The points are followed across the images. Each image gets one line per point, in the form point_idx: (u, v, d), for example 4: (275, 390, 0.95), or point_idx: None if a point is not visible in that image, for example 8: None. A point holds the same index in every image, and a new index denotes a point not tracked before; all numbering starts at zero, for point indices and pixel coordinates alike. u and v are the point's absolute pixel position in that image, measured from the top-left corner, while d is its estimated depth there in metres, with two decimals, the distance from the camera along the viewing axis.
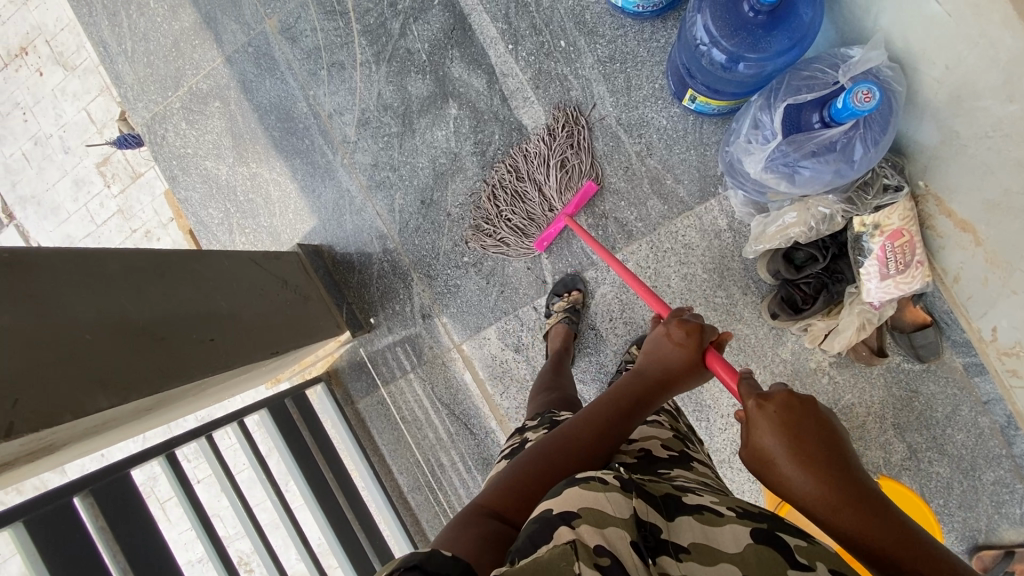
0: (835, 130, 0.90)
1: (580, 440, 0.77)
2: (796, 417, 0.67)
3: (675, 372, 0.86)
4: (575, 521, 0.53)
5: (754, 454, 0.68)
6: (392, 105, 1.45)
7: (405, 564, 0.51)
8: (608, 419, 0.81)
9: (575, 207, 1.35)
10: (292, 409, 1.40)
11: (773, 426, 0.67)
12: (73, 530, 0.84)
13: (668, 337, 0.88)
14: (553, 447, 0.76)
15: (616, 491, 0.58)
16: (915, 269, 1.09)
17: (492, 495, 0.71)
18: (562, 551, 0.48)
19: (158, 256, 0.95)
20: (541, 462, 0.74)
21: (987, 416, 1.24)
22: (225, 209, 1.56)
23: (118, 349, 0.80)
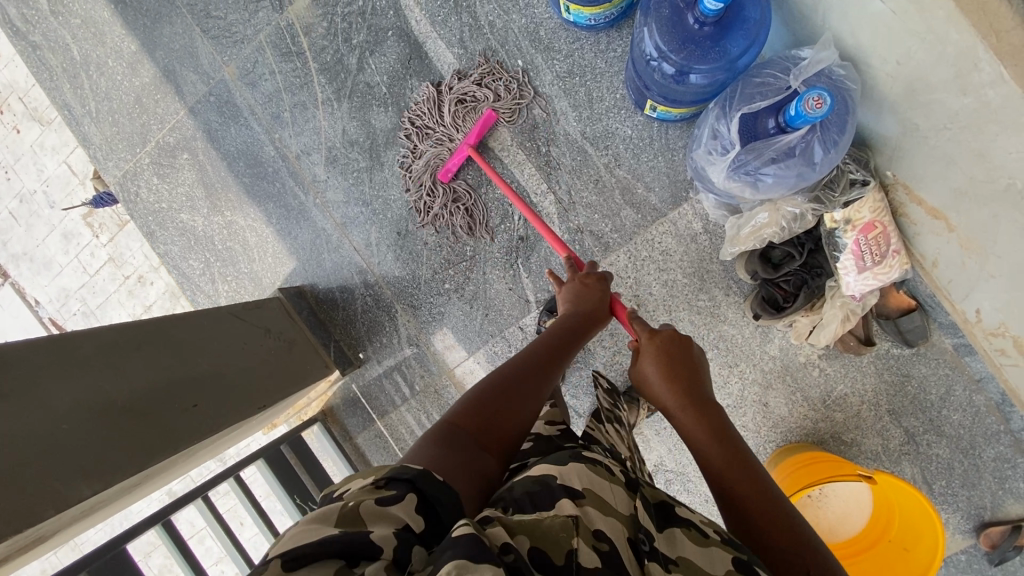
0: (792, 135, 0.89)
1: (536, 367, 0.85)
2: (668, 347, 0.92)
3: (597, 314, 1.03)
4: (578, 500, 0.57)
5: (637, 374, 0.93)
6: (358, 141, 1.44)
7: (400, 479, 0.55)
8: (555, 350, 0.91)
9: (476, 136, 1.34)
10: (290, 455, 1.42)
11: (651, 353, 0.92)
12: None
13: (586, 287, 1.06)
14: (506, 377, 0.81)
15: (619, 487, 0.62)
16: (892, 258, 1.09)
17: (464, 414, 0.73)
18: (563, 522, 0.53)
19: (137, 328, 0.96)
20: (507, 383, 0.80)
21: (982, 394, 1.23)
22: (205, 259, 1.57)
23: (98, 433, 0.82)
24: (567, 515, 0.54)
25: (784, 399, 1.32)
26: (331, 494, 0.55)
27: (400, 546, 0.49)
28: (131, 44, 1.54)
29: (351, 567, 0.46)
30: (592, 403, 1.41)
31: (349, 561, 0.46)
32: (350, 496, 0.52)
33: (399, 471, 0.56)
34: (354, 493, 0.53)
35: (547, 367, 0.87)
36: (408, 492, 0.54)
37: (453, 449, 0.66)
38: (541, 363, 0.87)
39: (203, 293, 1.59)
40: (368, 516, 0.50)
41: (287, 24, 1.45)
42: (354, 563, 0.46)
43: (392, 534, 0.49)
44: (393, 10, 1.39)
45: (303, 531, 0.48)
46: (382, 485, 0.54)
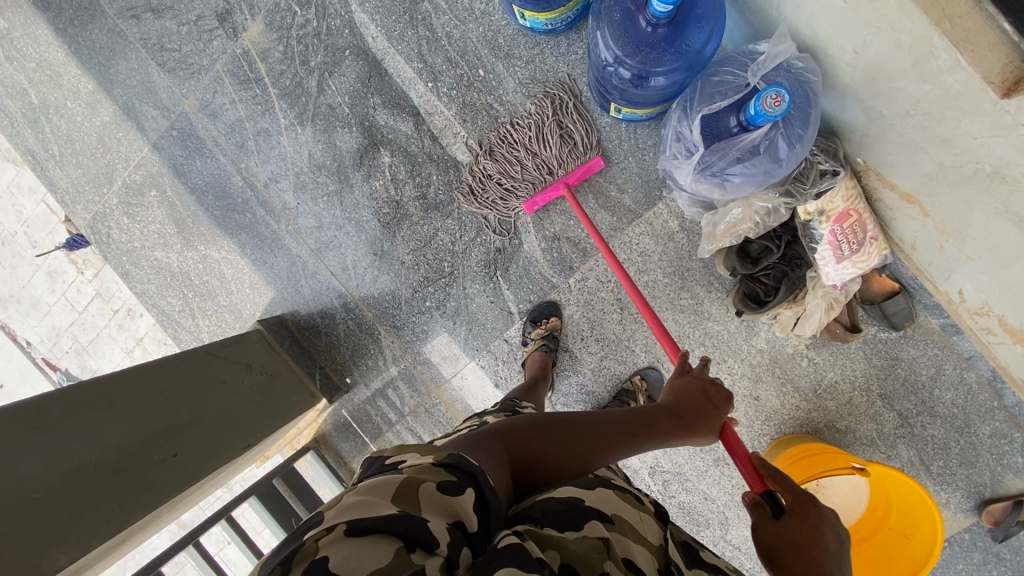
0: (754, 133, 0.87)
1: (609, 425, 0.77)
2: (817, 529, 0.70)
3: (705, 420, 0.88)
4: (609, 524, 0.58)
5: (764, 537, 0.72)
6: (325, 164, 1.42)
7: (461, 469, 0.53)
8: (636, 420, 0.81)
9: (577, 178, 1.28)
10: (282, 487, 1.42)
11: (796, 527, 0.71)
12: None
13: (702, 387, 0.93)
14: (585, 428, 0.74)
15: (648, 517, 0.66)
16: (870, 245, 1.07)
17: (516, 431, 0.68)
18: (597, 543, 0.54)
19: (108, 382, 0.95)
20: (574, 436, 0.72)
21: (973, 371, 1.22)
22: (182, 295, 1.55)
23: (73, 495, 0.81)
24: (597, 536, 0.55)
25: (775, 392, 1.31)
26: (387, 461, 0.54)
27: (455, 542, 0.46)
28: (87, 83, 1.52)
29: (405, 552, 0.42)
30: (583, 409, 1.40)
31: (405, 544, 0.43)
32: (410, 469, 0.51)
33: (461, 461, 0.54)
34: (413, 466, 0.51)
35: (618, 432, 0.77)
36: (467, 486, 0.51)
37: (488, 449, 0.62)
38: (616, 423, 0.78)
39: (184, 329, 1.57)
40: (428, 499, 0.48)
41: (243, 52, 1.42)
42: (411, 547, 0.43)
43: (446, 530, 0.46)
44: (348, 28, 1.36)
45: (363, 501, 0.46)
46: (443, 468, 0.52)
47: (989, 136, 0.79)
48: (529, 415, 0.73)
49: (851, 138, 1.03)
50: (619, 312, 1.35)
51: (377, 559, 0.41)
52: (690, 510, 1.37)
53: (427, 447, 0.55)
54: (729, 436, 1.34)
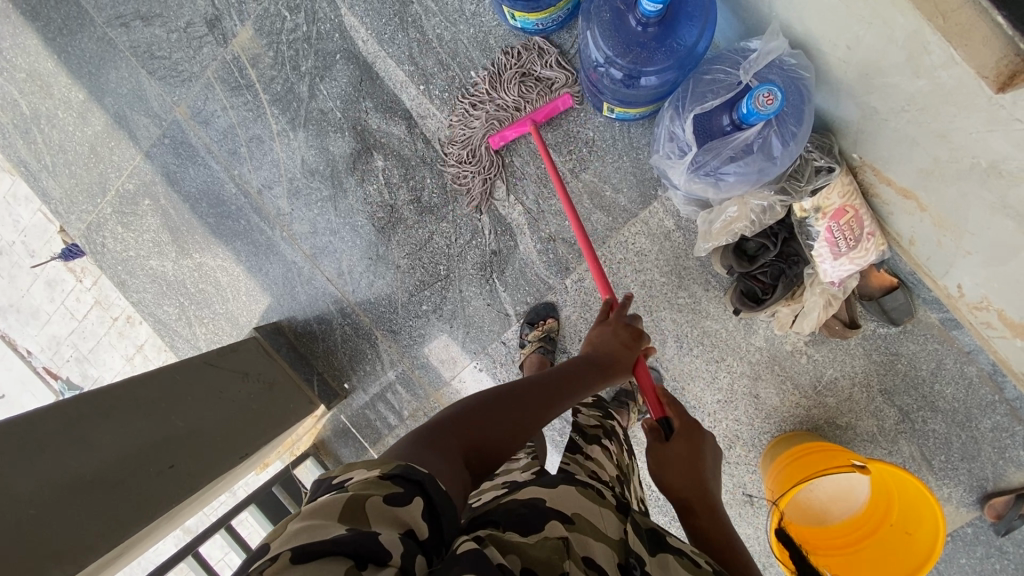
0: (747, 131, 0.86)
1: (544, 388, 0.79)
2: (697, 445, 0.88)
3: (625, 361, 0.94)
4: (568, 524, 0.58)
5: (655, 457, 0.87)
6: (318, 169, 1.41)
7: (409, 477, 0.52)
8: (569, 378, 0.84)
9: (544, 115, 1.26)
10: (281, 494, 1.41)
11: (681, 448, 0.87)
12: None
13: (617, 333, 0.97)
14: (521, 396, 0.75)
15: (609, 513, 0.65)
16: (867, 241, 1.06)
17: (461, 417, 0.67)
18: (556, 543, 0.54)
19: (104, 395, 0.95)
20: (513, 403, 0.73)
21: (973, 365, 1.21)
22: (179, 303, 1.55)
23: (68, 512, 0.80)
24: (557, 536, 0.55)
25: (775, 389, 1.30)
26: (335, 480, 0.53)
27: (407, 553, 0.46)
28: (78, 92, 1.51)
29: (356, 570, 0.43)
30: None
31: (356, 562, 0.43)
32: (356, 486, 0.50)
33: (407, 470, 0.53)
34: (359, 482, 0.51)
35: (554, 392, 0.80)
36: (416, 494, 0.52)
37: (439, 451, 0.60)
38: (553, 388, 0.80)
39: (181, 337, 1.57)
40: (377, 514, 0.48)
41: (233, 58, 1.41)
42: (362, 565, 0.43)
43: (398, 540, 0.47)
44: (339, 32, 1.35)
45: (309, 527, 0.46)
46: (391, 479, 0.52)
47: (984, 131, 0.78)
48: (471, 396, 0.71)
49: (846, 134, 1.02)
50: None
51: None
52: None
53: (373, 459, 0.54)
54: (730, 434, 1.33)
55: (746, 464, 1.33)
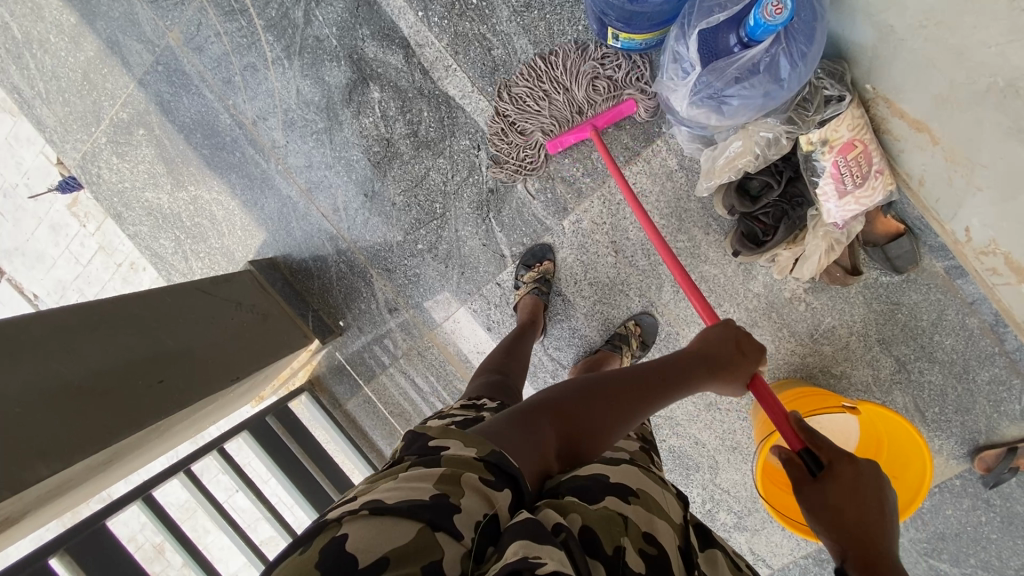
0: (755, 49, 0.83)
1: (639, 381, 0.79)
2: (856, 480, 0.71)
3: (735, 367, 0.89)
4: (630, 499, 0.61)
5: (802, 501, 0.73)
6: (313, 100, 1.38)
7: (503, 469, 0.54)
8: (667, 376, 0.82)
9: (605, 121, 1.22)
10: (275, 425, 1.42)
11: (830, 486, 0.72)
12: (116, 552, 0.94)
13: (729, 335, 0.91)
14: (619, 389, 0.75)
15: (670, 496, 0.68)
16: (875, 180, 1.03)
17: (556, 402, 0.69)
18: (618, 518, 0.56)
19: (89, 309, 0.95)
20: (613, 399, 0.73)
21: (976, 316, 1.18)
22: (175, 237, 1.55)
23: (61, 416, 0.81)
24: (618, 511, 0.57)
25: (771, 336, 1.29)
26: (431, 443, 0.57)
27: (479, 538, 0.48)
28: (69, 16, 1.47)
29: (428, 530, 0.46)
30: (576, 354, 1.39)
31: (430, 525, 0.47)
32: (452, 460, 0.53)
33: (502, 461, 0.55)
34: (453, 458, 0.54)
35: (653, 385, 0.80)
36: (506, 486, 0.54)
37: (533, 436, 0.62)
38: (655, 382, 0.80)
39: (178, 271, 1.58)
40: (469, 492, 0.51)
41: None
42: (435, 528, 0.47)
43: (473, 525, 0.48)
44: None
45: (398, 489, 0.50)
46: (486, 464, 0.54)
47: (1002, 42, 0.82)
48: (568, 385, 0.73)
49: (860, 63, 0.99)
50: (613, 256, 1.32)
51: (401, 537, 0.46)
52: (679, 453, 1.38)
53: (471, 437, 0.56)
54: None
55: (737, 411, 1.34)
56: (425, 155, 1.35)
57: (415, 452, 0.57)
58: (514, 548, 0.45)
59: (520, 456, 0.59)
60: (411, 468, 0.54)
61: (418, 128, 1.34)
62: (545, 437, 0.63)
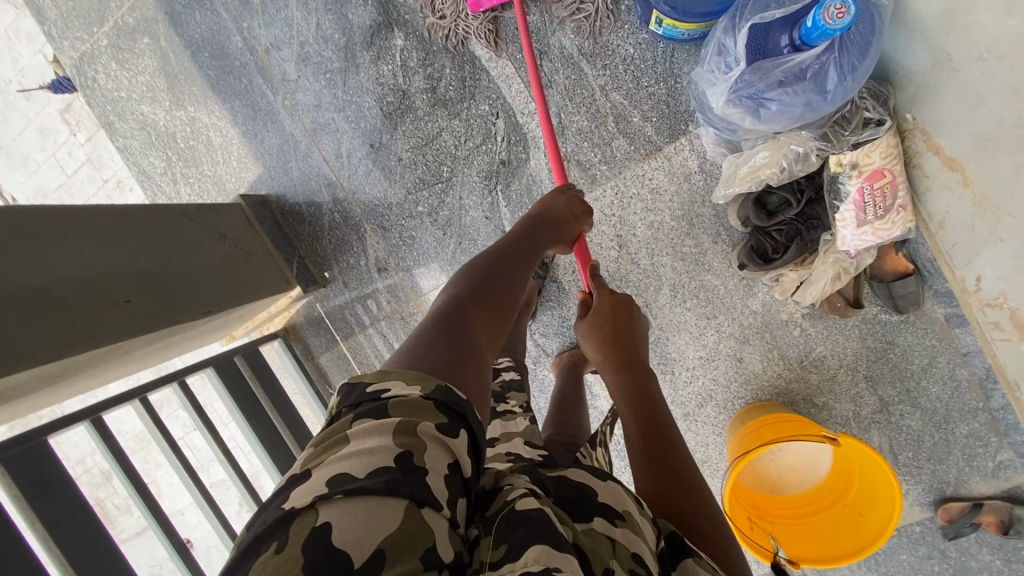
0: (806, 54, 0.79)
1: (522, 257, 0.78)
2: (622, 311, 0.92)
3: (570, 224, 0.94)
4: (618, 520, 0.56)
5: (582, 333, 0.95)
6: (332, 37, 1.31)
7: (452, 407, 0.48)
8: (531, 241, 0.83)
9: None
10: (244, 367, 1.36)
11: (597, 317, 0.93)
12: (51, 469, 0.89)
13: (569, 203, 0.96)
14: (507, 266, 0.74)
15: (650, 518, 0.61)
16: (896, 214, 1.00)
17: (462, 299, 0.65)
18: (605, 539, 0.52)
19: (60, 212, 0.88)
20: (491, 269, 0.73)
21: (967, 368, 1.15)
22: (166, 157, 1.47)
23: (10, 319, 0.75)
24: (606, 535, 0.53)
25: (760, 356, 1.27)
26: (369, 390, 0.48)
27: (453, 495, 0.43)
28: None
29: (416, 507, 0.40)
30: (561, 344, 1.35)
31: (414, 502, 0.40)
32: (398, 408, 0.46)
33: (449, 397, 0.48)
34: (400, 404, 0.46)
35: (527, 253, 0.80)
36: (461, 428, 0.47)
37: (456, 332, 0.59)
38: (529, 253, 0.81)
39: (164, 194, 1.51)
40: (429, 443, 0.44)
41: None
42: (421, 504, 0.41)
43: (445, 484, 0.43)
44: None
45: (361, 456, 0.42)
46: (435, 404, 0.47)
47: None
48: (463, 280, 0.69)
49: (906, 89, 0.96)
50: (616, 250, 1.28)
51: (389, 520, 0.39)
52: None
53: (411, 374, 0.49)
54: (704, 393, 1.31)
55: (713, 425, 1.32)
56: (440, 114, 1.29)
57: (351, 403, 0.48)
58: (536, 553, 0.43)
59: (460, 352, 0.56)
60: (356, 422, 0.45)
61: (438, 84, 1.28)
62: (471, 334, 0.60)
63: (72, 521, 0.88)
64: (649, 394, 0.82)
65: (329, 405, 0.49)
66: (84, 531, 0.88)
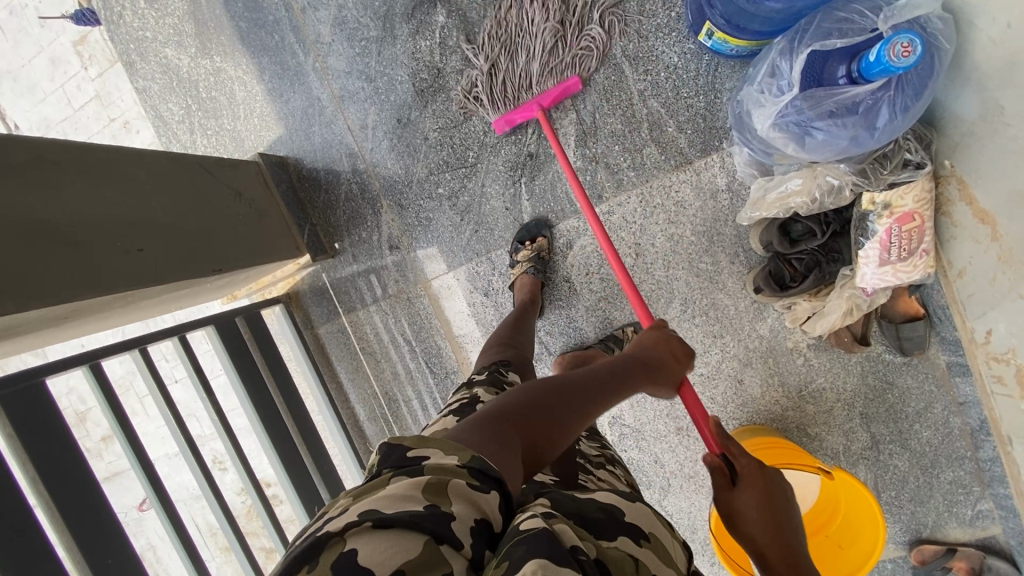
0: (862, 88, 0.78)
1: (600, 393, 0.76)
2: (773, 485, 0.78)
3: (669, 372, 0.91)
4: (642, 541, 0.56)
5: (721, 503, 0.78)
6: (372, 5, 1.28)
7: (487, 474, 0.51)
8: (619, 379, 0.81)
9: (551, 99, 1.20)
10: (244, 329, 1.33)
11: (747, 490, 0.77)
12: (45, 409, 0.86)
13: (670, 341, 0.94)
14: (581, 397, 0.72)
15: (677, 544, 0.62)
16: (918, 258, 1.00)
17: (524, 409, 0.65)
18: (629, 558, 0.52)
19: (81, 150, 0.86)
20: (566, 393, 0.71)
21: (960, 417, 1.17)
22: (186, 105, 1.44)
23: (21, 254, 0.73)
24: (628, 552, 0.53)
25: (760, 381, 1.27)
26: (408, 452, 0.52)
27: (477, 543, 0.47)
28: None
29: (434, 544, 0.44)
30: (565, 344, 1.35)
31: (434, 538, 0.44)
32: (433, 466, 0.50)
33: (485, 465, 0.52)
34: (435, 464, 0.50)
35: (608, 389, 0.77)
36: (493, 488, 0.51)
37: (506, 438, 0.59)
38: (610, 388, 0.78)
39: (179, 142, 1.47)
40: (455, 499, 0.48)
41: None
42: (440, 541, 0.44)
43: (470, 530, 0.46)
44: None
45: (392, 497, 0.47)
46: (470, 471, 0.51)
47: None
48: (533, 388, 0.69)
49: (948, 136, 0.96)
50: (632, 258, 1.27)
51: (408, 553, 0.42)
52: (637, 466, 1.38)
53: (450, 444, 0.53)
54: None
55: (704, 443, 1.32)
56: (473, 97, 1.27)
57: (391, 464, 0.52)
58: (532, 566, 0.40)
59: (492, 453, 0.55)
60: (394, 477, 0.50)
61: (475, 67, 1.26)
62: (512, 445, 0.58)
63: (62, 468, 0.85)
64: None
65: (368, 464, 0.54)
66: (72, 476, 0.85)
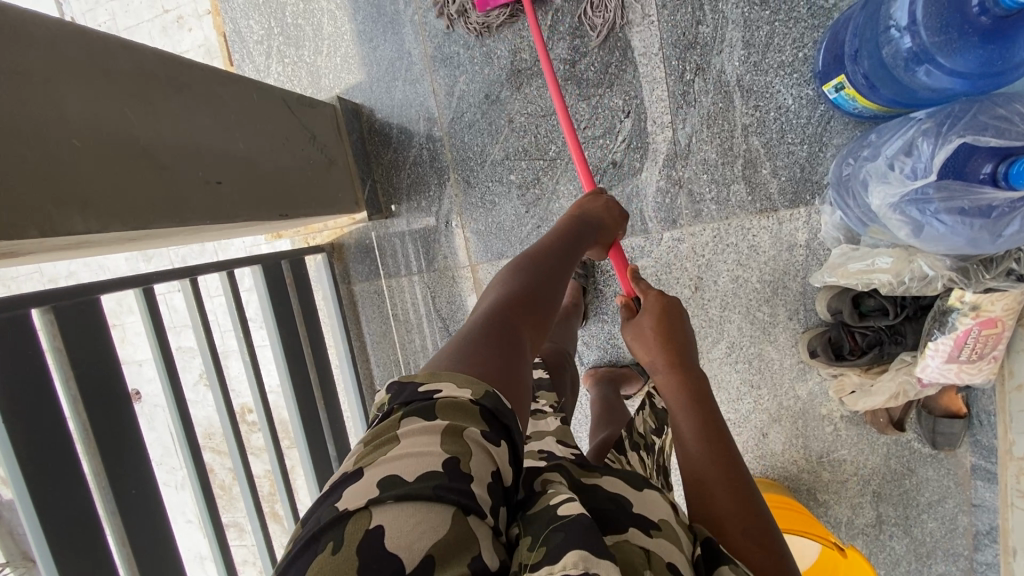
0: (1003, 193, 0.75)
1: (555, 266, 0.76)
2: (674, 312, 0.84)
3: (606, 231, 0.94)
4: (652, 530, 0.52)
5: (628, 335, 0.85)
6: None
7: (498, 417, 0.48)
8: (567, 246, 0.81)
9: None
10: (287, 272, 1.30)
11: (647, 318, 0.83)
12: (97, 328, 0.87)
13: (608, 208, 0.97)
14: (543, 276, 0.72)
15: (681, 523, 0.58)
16: (986, 362, 1.00)
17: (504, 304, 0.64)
18: (636, 549, 0.48)
19: (176, 63, 0.80)
20: (526, 276, 0.70)
21: (968, 517, 1.19)
22: (268, 26, 1.36)
23: (110, 169, 0.68)
24: (639, 544, 0.49)
25: (784, 438, 1.27)
26: (421, 388, 0.49)
27: (494, 504, 0.44)
28: None
29: (462, 515, 0.40)
30: (599, 358, 1.34)
31: (461, 509, 0.41)
32: (445, 409, 0.46)
33: (496, 404, 0.49)
34: (448, 405, 0.47)
35: (561, 261, 0.78)
36: (502, 439, 0.47)
37: (504, 342, 0.58)
38: (562, 259, 0.78)
39: (252, 63, 1.40)
40: (473, 448, 0.44)
41: None
42: (467, 511, 0.41)
43: (488, 494, 0.43)
44: None
45: (409, 456, 0.43)
46: (482, 411, 0.47)
47: None
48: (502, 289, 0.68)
49: None
50: (690, 291, 1.25)
51: (436, 528, 0.39)
52: None
53: (462, 377, 0.50)
54: None
55: None
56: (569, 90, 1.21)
57: (403, 401, 0.48)
58: (574, 558, 0.39)
59: (499, 361, 0.54)
60: (406, 422, 0.46)
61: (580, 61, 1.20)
62: (507, 338, 0.58)
63: (102, 384, 0.86)
64: (712, 409, 0.71)
65: (375, 403, 0.51)
66: (104, 391, 0.86)
